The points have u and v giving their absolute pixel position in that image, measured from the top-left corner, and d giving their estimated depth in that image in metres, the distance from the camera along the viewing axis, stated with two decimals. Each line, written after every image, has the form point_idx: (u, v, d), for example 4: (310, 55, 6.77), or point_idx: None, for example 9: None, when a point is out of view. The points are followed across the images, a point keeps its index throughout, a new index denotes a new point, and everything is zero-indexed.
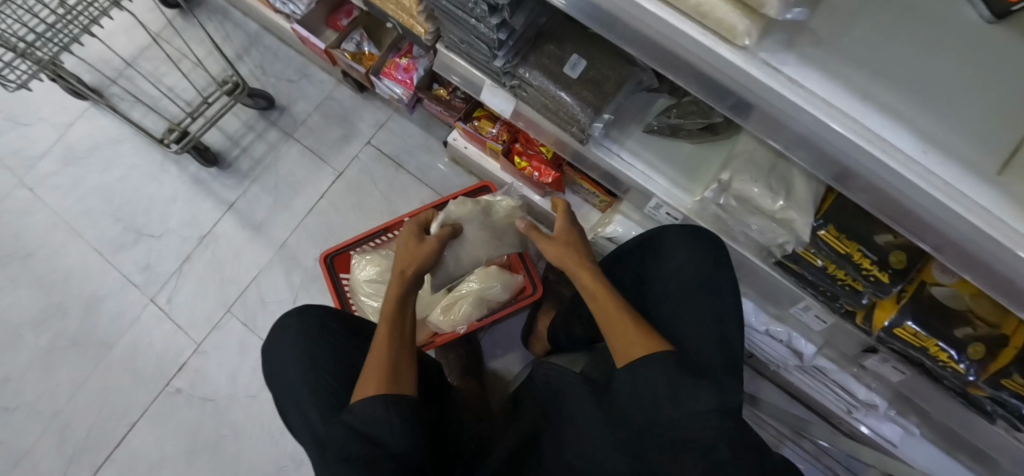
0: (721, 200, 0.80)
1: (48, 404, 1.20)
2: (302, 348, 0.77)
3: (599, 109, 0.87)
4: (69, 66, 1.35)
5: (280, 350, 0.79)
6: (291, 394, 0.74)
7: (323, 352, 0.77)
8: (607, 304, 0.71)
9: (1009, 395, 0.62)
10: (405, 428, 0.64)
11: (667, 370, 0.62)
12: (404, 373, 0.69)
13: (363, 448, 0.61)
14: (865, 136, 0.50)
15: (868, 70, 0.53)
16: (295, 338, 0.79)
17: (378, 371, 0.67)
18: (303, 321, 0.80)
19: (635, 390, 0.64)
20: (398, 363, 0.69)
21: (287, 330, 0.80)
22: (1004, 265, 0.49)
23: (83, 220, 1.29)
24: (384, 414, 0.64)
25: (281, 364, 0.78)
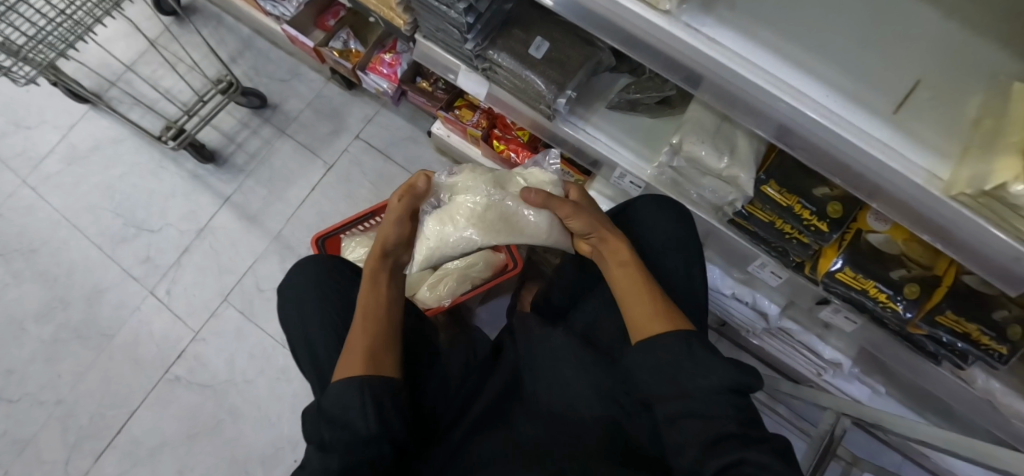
0: (674, 163, 0.79)
1: (52, 394, 1.27)
2: (316, 296, 0.78)
3: (564, 84, 0.78)
4: (71, 72, 1.44)
5: (294, 293, 0.79)
6: (301, 336, 0.75)
7: (334, 301, 0.77)
8: (631, 286, 0.68)
9: (943, 331, 0.69)
10: (386, 409, 0.61)
11: (683, 347, 0.59)
12: (389, 353, 0.66)
13: (344, 434, 0.58)
14: (774, 84, 0.53)
15: (774, 25, 0.55)
16: (308, 282, 0.79)
17: (363, 356, 0.64)
18: (318, 267, 0.81)
19: (653, 366, 0.60)
20: (379, 346, 0.66)
21: (301, 274, 0.81)
22: (972, 222, 0.49)
23: (86, 217, 1.37)
24: (361, 398, 0.60)
25: (295, 304, 0.78)
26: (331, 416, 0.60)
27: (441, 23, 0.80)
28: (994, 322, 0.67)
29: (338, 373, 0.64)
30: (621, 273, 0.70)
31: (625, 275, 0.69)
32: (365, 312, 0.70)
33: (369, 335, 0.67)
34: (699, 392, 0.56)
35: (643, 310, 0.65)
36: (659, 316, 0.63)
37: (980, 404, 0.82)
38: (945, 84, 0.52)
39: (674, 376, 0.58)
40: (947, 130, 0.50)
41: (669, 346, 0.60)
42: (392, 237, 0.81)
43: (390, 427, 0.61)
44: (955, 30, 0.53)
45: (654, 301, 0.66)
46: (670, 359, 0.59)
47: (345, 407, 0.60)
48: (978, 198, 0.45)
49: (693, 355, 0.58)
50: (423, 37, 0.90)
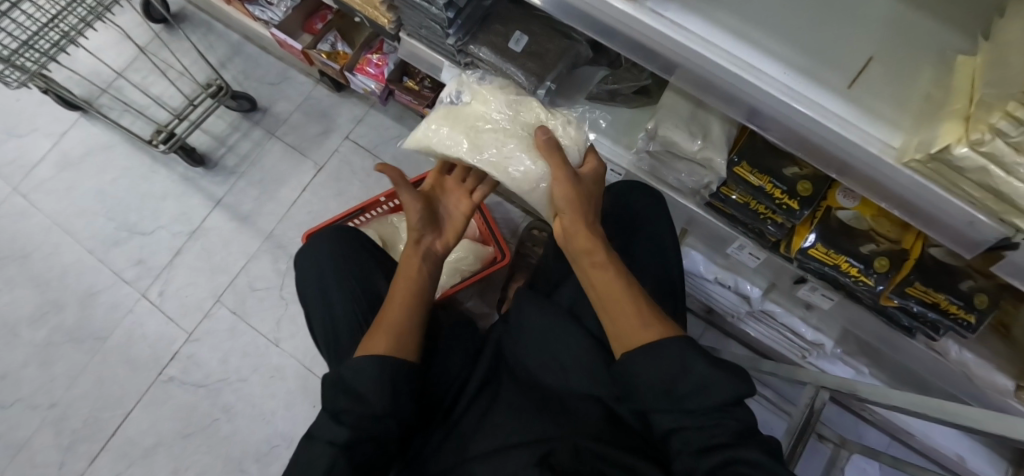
0: (650, 147, 0.82)
1: (45, 397, 1.27)
2: (331, 262, 0.87)
3: (543, 76, 0.81)
4: (62, 79, 1.46)
5: (313, 256, 0.89)
6: (314, 299, 0.84)
7: (348, 271, 0.86)
8: (616, 290, 0.64)
9: (914, 302, 0.72)
10: (400, 389, 0.65)
11: (685, 352, 0.58)
12: (414, 335, 0.69)
13: (358, 406, 0.62)
14: (735, 64, 0.56)
15: (736, 9, 0.59)
16: (328, 253, 0.88)
17: (387, 334, 0.67)
18: (334, 244, 0.89)
19: (653, 364, 0.58)
20: (407, 328, 0.68)
21: (320, 240, 0.90)
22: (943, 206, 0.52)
23: (78, 222, 1.38)
24: (379, 376, 0.63)
25: (312, 269, 0.87)
26: (350, 385, 0.64)
27: (424, 20, 0.82)
28: (961, 291, 0.69)
29: (363, 346, 0.67)
30: (604, 272, 0.65)
31: (607, 277, 0.65)
32: (403, 296, 0.70)
33: (400, 318, 0.69)
34: (694, 400, 0.56)
35: (630, 315, 0.62)
36: (648, 325, 0.61)
37: (953, 375, 0.85)
38: (898, 59, 0.56)
39: (671, 390, 0.57)
40: (899, 100, 0.53)
41: (666, 358, 0.58)
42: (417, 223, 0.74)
43: (400, 407, 0.64)
44: (907, 13, 0.57)
45: (643, 309, 0.63)
46: (669, 370, 0.58)
47: (363, 379, 0.63)
48: (927, 163, 0.48)
49: (693, 369, 0.57)
50: (408, 35, 0.92)
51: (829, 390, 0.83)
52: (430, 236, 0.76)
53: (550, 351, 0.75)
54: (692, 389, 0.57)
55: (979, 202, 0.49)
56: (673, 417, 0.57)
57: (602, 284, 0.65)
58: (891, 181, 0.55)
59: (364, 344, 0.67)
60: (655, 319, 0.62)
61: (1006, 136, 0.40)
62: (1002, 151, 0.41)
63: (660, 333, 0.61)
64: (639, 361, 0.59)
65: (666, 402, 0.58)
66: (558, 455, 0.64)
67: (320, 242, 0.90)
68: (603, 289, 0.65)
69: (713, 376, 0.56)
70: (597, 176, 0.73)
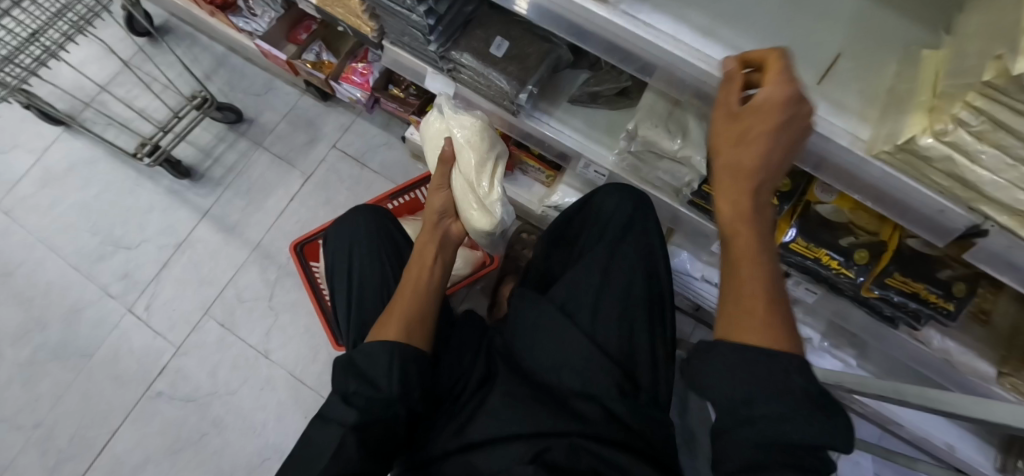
0: (631, 148, 0.83)
1: (30, 417, 1.25)
2: (365, 247, 0.89)
3: (525, 80, 0.82)
4: (45, 94, 1.45)
5: (345, 237, 0.90)
6: (342, 283, 0.87)
7: (376, 255, 0.89)
8: (747, 277, 0.48)
9: (895, 293, 0.73)
10: (410, 377, 0.66)
11: (777, 370, 0.45)
12: (423, 328, 0.71)
13: (367, 389, 0.64)
14: (706, 61, 0.58)
15: (708, 10, 0.60)
16: (361, 234, 0.90)
17: (400, 321, 0.70)
18: (368, 226, 0.91)
19: (736, 373, 0.46)
20: (416, 318, 0.71)
21: (355, 222, 0.92)
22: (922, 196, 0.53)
23: (62, 237, 1.37)
24: (390, 361, 0.66)
25: (342, 247, 0.90)
26: (362, 370, 0.66)
27: (404, 26, 0.83)
28: (940, 280, 0.72)
29: (376, 332, 0.70)
30: (747, 242, 0.49)
31: (749, 263, 0.48)
32: (411, 286, 0.74)
33: (411, 306, 0.72)
34: (770, 424, 0.44)
35: (745, 312, 0.47)
36: (773, 327, 0.46)
37: (936, 363, 0.86)
38: (865, 55, 0.58)
39: (747, 401, 0.45)
40: (865, 96, 0.56)
41: (763, 361, 0.45)
42: (440, 207, 0.84)
43: (409, 393, 0.66)
44: (875, 10, 0.59)
45: (772, 315, 0.47)
46: (763, 379, 0.45)
47: (374, 364, 0.66)
48: (895, 153, 0.50)
49: (785, 390, 0.44)
50: (390, 42, 0.92)
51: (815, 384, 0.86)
52: (448, 219, 0.85)
53: (535, 347, 0.75)
54: (777, 411, 0.44)
55: (948, 192, 0.51)
56: (745, 432, 0.45)
57: (735, 258, 0.49)
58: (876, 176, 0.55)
59: (376, 330, 0.70)
60: (784, 328, 0.47)
61: (968, 126, 0.42)
62: (966, 140, 0.43)
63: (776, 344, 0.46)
64: (727, 358, 0.47)
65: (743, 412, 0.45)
66: (552, 449, 0.64)
67: (355, 224, 0.92)
68: (734, 264, 0.49)
69: (809, 420, 0.43)
70: (772, 112, 0.47)
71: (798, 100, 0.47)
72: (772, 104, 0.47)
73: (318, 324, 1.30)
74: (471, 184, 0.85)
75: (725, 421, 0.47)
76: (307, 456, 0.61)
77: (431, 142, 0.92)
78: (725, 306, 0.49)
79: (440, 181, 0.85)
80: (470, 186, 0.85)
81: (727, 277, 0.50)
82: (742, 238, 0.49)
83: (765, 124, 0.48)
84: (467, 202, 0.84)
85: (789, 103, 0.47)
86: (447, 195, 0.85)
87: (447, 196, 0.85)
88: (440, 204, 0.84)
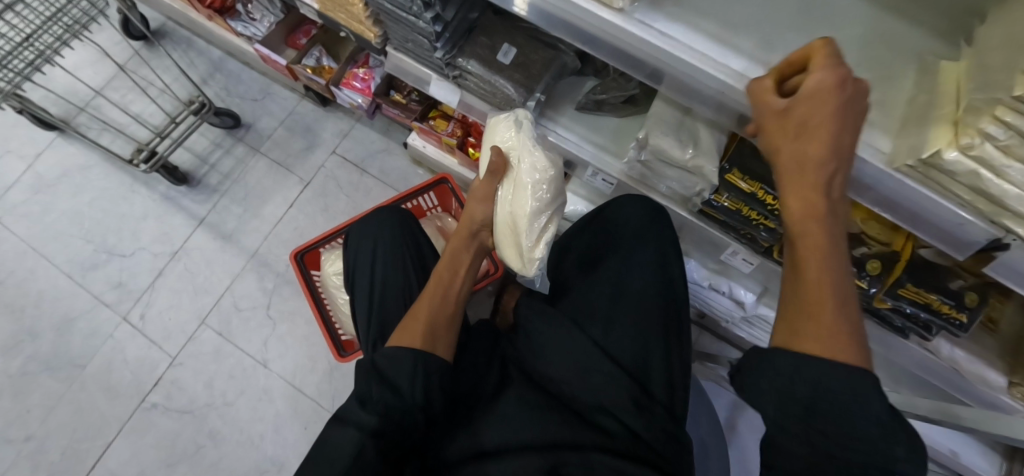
0: (641, 157, 0.82)
1: (21, 430, 1.22)
2: (389, 249, 0.88)
3: (531, 87, 0.81)
4: (37, 99, 1.42)
5: (369, 235, 0.89)
6: (364, 280, 0.86)
7: (402, 259, 0.87)
8: (815, 287, 0.42)
9: (906, 303, 0.73)
10: (433, 385, 0.65)
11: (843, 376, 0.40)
12: (445, 334, 0.70)
13: (389, 396, 0.62)
14: (724, 71, 0.56)
15: (722, 19, 0.59)
16: (384, 234, 0.89)
17: (422, 326, 0.69)
18: (394, 228, 0.90)
19: (796, 375, 0.42)
20: (440, 326, 0.70)
21: (381, 219, 0.91)
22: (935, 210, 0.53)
23: (53, 246, 1.34)
24: (414, 368, 0.64)
25: (366, 248, 0.88)
26: (384, 374, 0.64)
27: (409, 33, 0.81)
28: (952, 291, 0.71)
29: (397, 337, 0.69)
30: (818, 244, 0.43)
31: (817, 271, 0.42)
32: (434, 292, 0.74)
33: (433, 313, 0.71)
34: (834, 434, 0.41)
35: (819, 323, 0.42)
36: (843, 334, 0.41)
37: (944, 372, 0.85)
38: (878, 62, 0.57)
39: (808, 408, 0.41)
40: (882, 108, 0.55)
41: (831, 371, 0.40)
42: (479, 219, 0.80)
43: (431, 402, 0.64)
44: (885, 17, 0.59)
45: (852, 323, 0.42)
46: (835, 393, 0.40)
47: (397, 369, 0.64)
48: (917, 167, 0.50)
49: (857, 409, 0.40)
50: (394, 48, 0.91)
51: None
52: (485, 233, 0.82)
53: (548, 356, 0.73)
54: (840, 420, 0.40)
55: (969, 204, 0.50)
56: (802, 439, 0.42)
57: (806, 262, 0.43)
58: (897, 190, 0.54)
59: (397, 336, 0.69)
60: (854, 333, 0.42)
61: (995, 140, 0.41)
62: (991, 154, 0.42)
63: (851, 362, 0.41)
64: (792, 363, 0.42)
65: (802, 414, 0.42)
66: (568, 462, 0.64)
67: (380, 223, 0.90)
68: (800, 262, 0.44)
69: (879, 435, 0.40)
70: (823, 101, 0.41)
71: (850, 84, 0.41)
72: (822, 93, 0.41)
73: (316, 333, 1.27)
74: (512, 216, 0.79)
75: (784, 416, 0.43)
76: (320, 458, 0.58)
77: (489, 141, 0.84)
78: (790, 317, 0.44)
79: (485, 192, 0.80)
80: (510, 220, 0.79)
81: (795, 283, 0.44)
82: (812, 240, 0.43)
83: (819, 113, 0.42)
84: (508, 238, 0.80)
85: (840, 87, 0.41)
86: (487, 210, 0.80)
87: (488, 208, 0.80)
88: (479, 217, 0.80)
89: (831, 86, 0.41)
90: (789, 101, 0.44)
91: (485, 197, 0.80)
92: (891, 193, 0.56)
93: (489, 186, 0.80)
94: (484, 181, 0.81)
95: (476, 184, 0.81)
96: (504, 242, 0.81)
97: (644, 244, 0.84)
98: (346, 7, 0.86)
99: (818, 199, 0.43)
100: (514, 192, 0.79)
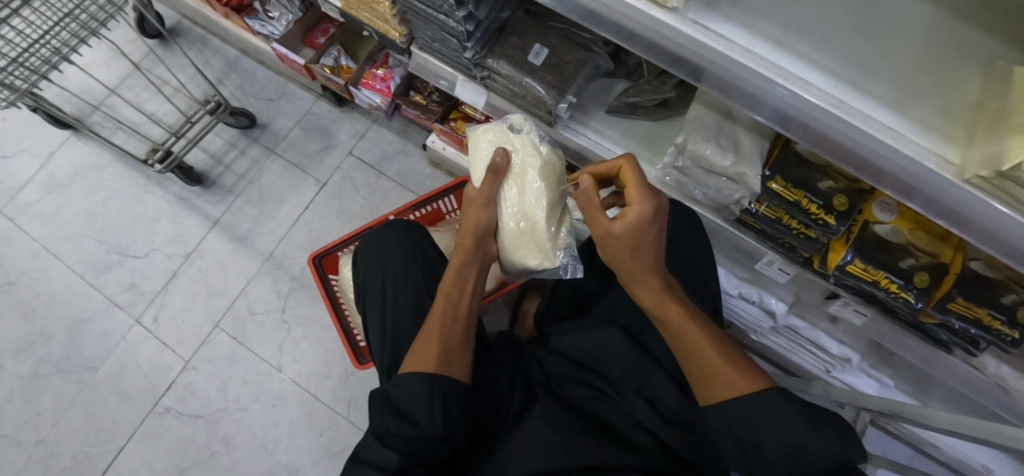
0: (678, 163, 0.79)
1: (32, 434, 1.20)
2: (400, 267, 0.85)
3: (564, 89, 0.78)
4: (51, 97, 1.41)
5: (378, 254, 0.86)
6: (374, 303, 0.83)
7: (416, 278, 0.85)
8: (699, 347, 0.57)
9: (955, 318, 0.69)
10: (450, 412, 0.62)
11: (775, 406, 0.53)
12: (461, 354, 0.67)
13: (408, 429, 0.60)
14: (780, 74, 0.53)
15: (776, 21, 0.56)
16: (394, 251, 0.86)
17: (434, 346, 0.66)
18: (404, 246, 0.87)
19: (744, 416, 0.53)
20: (455, 344, 0.67)
21: (389, 239, 0.88)
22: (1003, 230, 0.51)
23: (65, 246, 1.32)
24: (429, 397, 0.61)
25: (375, 268, 0.85)
26: (399, 407, 0.61)
27: (438, 32, 0.79)
28: (1003, 305, 0.67)
29: (409, 360, 0.65)
30: (681, 318, 0.59)
31: (694, 337, 0.58)
32: (442, 313, 0.69)
33: (446, 334, 0.67)
34: (788, 461, 0.51)
35: (712, 363, 0.56)
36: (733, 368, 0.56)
37: (988, 388, 0.81)
38: (942, 69, 0.54)
39: (757, 449, 0.52)
40: (945, 115, 0.52)
41: (754, 413, 0.53)
42: (484, 226, 0.73)
43: (450, 430, 0.62)
44: (951, 22, 0.56)
45: (728, 353, 0.57)
46: (767, 428, 0.52)
47: (412, 399, 0.61)
48: (991, 179, 0.46)
49: (789, 425, 0.51)
50: (420, 48, 0.88)
51: (869, 411, 0.84)
52: (489, 240, 0.75)
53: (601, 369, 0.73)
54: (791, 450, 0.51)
55: None
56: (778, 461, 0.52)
57: (682, 335, 0.58)
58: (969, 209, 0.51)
59: (408, 359, 0.65)
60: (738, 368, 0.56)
61: None
62: None
63: (748, 387, 0.54)
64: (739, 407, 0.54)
65: (758, 461, 0.53)
66: None
67: (387, 241, 0.87)
68: (679, 334, 0.59)
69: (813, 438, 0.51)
70: (643, 226, 0.56)
71: (658, 203, 0.57)
72: (645, 221, 0.56)
73: (332, 338, 1.25)
74: (523, 219, 0.74)
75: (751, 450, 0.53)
76: None
77: (473, 164, 0.77)
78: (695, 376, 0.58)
79: (488, 196, 0.73)
80: (522, 222, 0.73)
81: (678, 349, 0.59)
82: (675, 314, 0.59)
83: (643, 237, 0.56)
84: (522, 243, 0.75)
85: (655, 212, 0.56)
86: (492, 215, 0.74)
87: (492, 213, 0.74)
88: (485, 222, 0.73)
89: (651, 214, 0.56)
90: (621, 229, 0.56)
91: (489, 201, 0.73)
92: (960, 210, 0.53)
93: (491, 188, 0.73)
94: (485, 184, 0.73)
95: (476, 188, 0.73)
96: (509, 252, 0.76)
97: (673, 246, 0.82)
98: (372, 5, 0.83)
99: (658, 288, 0.59)
100: (521, 191, 0.73)
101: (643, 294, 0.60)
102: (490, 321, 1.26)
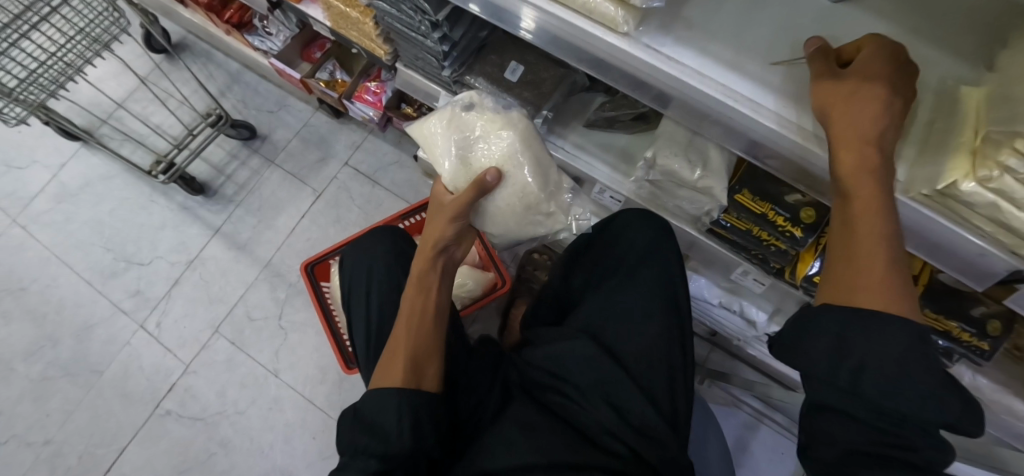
0: (650, 177, 0.81)
1: (39, 434, 1.25)
2: (386, 275, 0.88)
3: (540, 105, 0.80)
4: (63, 110, 1.47)
5: (363, 264, 0.89)
6: (360, 311, 0.85)
7: (399, 286, 0.87)
8: (867, 251, 0.47)
9: (923, 329, 0.70)
10: (420, 422, 0.63)
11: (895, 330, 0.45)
12: (432, 363, 0.68)
13: (377, 444, 0.61)
14: (730, 97, 0.55)
15: (731, 41, 0.58)
16: (378, 259, 0.89)
17: (402, 360, 0.66)
18: (388, 254, 0.90)
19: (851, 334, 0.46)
20: (424, 354, 0.68)
21: (374, 248, 0.91)
22: (950, 244, 0.52)
23: (74, 253, 1.38)
24: (398, 409, 0.62)
25: (359, 276, 0.88)
26: (370, 421, 0.63)
27: (418, 51, 0.82)
28: (973, 318, 0.67)
29: (382, 373, 0.67)
30: (869, 200, 0.46)
31: (867, 231, 0.47)
32: (408, 328, 0.69)
33: (414, 345, 0.68)
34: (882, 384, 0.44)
35: (875, 272, 0.46)
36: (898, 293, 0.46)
37: None
38: None
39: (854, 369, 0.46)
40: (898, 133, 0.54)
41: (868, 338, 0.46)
42: (450, 237, 0.71)
43: (423, 440, 0.63)
44: (908, 39, 0.56)
45: (899, 277, 0.47)
46: (870, 346, 0.45)
47: (381, 413, 0.63)
48: (932, 197, 0.48)
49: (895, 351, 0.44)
50: (404, 65, 0.91)
51: None
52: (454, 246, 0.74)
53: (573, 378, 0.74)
54: (910, 386, 0.43)
55: (988, 236, 0.48)
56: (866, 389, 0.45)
57: (859, 228, 0.47)
58: (919, 223, 0.52)
59: (382, 374, 0.67)
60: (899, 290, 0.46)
61: (1014, 172, 0.40)
62: (1012, 187, 0.41)
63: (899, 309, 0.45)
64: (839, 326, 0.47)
65: (892, 425, 0.44)
66: None
67: (371, 250, 0.91)
68: (852, 227, 0.48)
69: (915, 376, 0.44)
70: (878, 80, 0.46)
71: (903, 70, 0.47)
72: (886, 58, 0.47)
73: (327, 344, 1.28)
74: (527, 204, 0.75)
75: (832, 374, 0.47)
76: None
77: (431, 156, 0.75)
78: (844, 281, 0.48)
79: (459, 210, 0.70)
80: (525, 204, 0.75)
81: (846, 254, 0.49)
82: (866, 197, 0.46)
83: (869, 90, 0.46)
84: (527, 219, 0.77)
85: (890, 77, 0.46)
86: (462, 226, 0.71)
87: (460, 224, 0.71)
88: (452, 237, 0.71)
89: (895, 54, 0.48)
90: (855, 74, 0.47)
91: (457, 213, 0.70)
92: (911, 224, 0.54)
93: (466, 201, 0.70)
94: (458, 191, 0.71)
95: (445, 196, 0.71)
96: (511, 233, 0.79)
97: (644, 263, 0.83)
98: (356, 24, 0.87)
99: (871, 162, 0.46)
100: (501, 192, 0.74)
101: (843, 157, 0.47)
102: (479, 328, 1.28)
